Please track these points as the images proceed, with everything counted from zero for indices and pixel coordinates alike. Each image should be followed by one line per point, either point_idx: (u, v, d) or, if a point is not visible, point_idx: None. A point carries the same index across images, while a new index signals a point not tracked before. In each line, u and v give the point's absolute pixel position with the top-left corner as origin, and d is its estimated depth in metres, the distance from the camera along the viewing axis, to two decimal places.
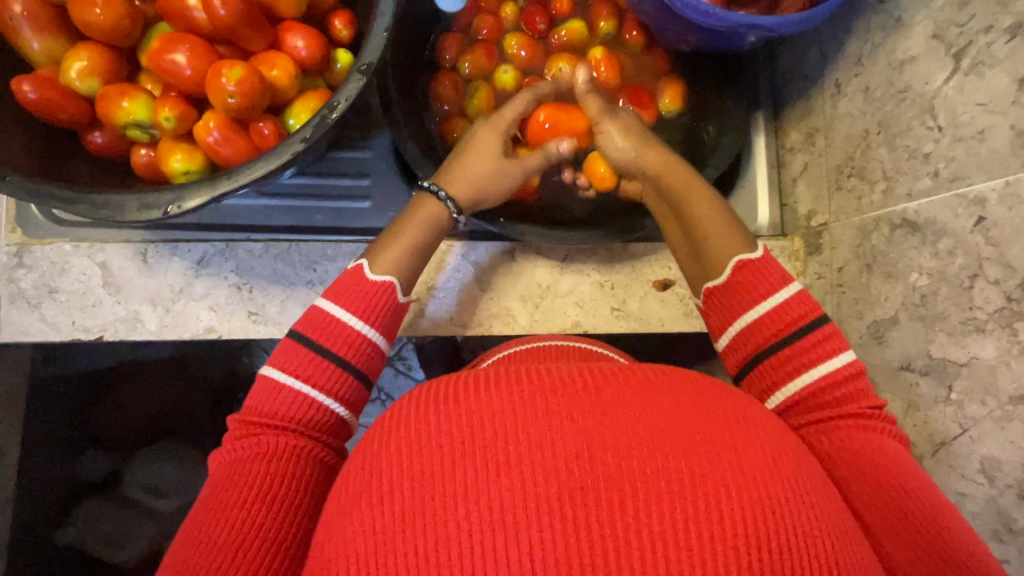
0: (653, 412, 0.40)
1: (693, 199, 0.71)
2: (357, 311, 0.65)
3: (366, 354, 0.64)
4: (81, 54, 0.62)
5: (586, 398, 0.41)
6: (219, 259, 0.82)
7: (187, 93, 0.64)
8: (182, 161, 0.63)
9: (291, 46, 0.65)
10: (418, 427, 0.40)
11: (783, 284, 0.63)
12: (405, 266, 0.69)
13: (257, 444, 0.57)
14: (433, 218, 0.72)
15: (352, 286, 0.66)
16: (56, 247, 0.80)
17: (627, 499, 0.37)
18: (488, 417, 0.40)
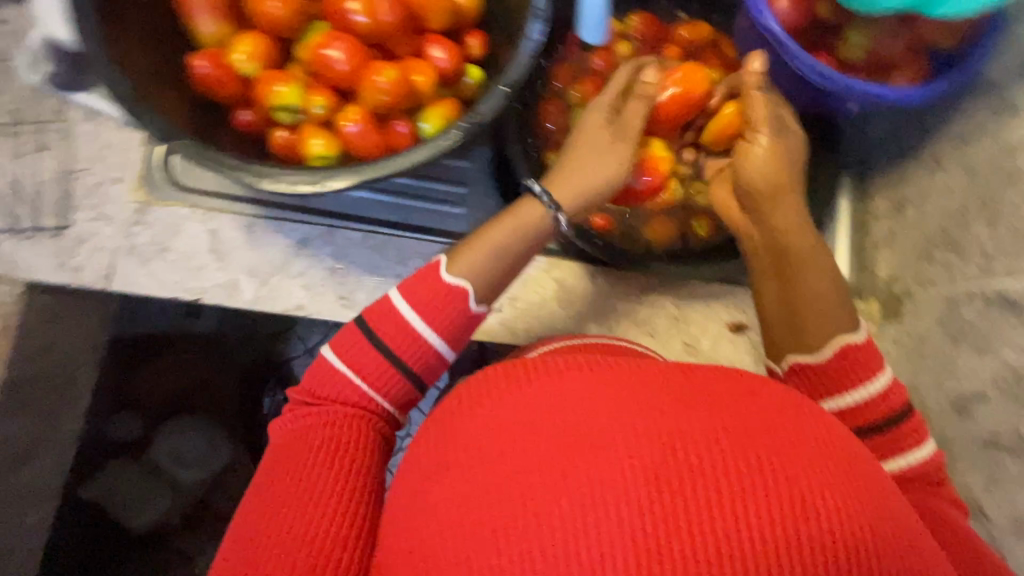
0: (744, 414, 0.43)
1: (810, 267, 0.68)
2: (428, 318, 0.63)
3: (427, 361, 0.64)
4: (249, 39, 0.68)
5: (685, 398, 0.44)
6: (320, 242, 0.86)
7: (335, 86, 0.69)
8: (322, 146, 0.68)
9: (432, 56, 0.70)
10: (530, 400, 0.46)
11: (879, 370, 0.64)
12: (492, 274, 0.67)
13: (325, 433, 0.60)
14: (522, 224, 0.69)
15: (427, 283, 0.64)
16: (174, 209, 0.86)
17: (733, 493, 0.39)
18: (598, 400, 0.44)
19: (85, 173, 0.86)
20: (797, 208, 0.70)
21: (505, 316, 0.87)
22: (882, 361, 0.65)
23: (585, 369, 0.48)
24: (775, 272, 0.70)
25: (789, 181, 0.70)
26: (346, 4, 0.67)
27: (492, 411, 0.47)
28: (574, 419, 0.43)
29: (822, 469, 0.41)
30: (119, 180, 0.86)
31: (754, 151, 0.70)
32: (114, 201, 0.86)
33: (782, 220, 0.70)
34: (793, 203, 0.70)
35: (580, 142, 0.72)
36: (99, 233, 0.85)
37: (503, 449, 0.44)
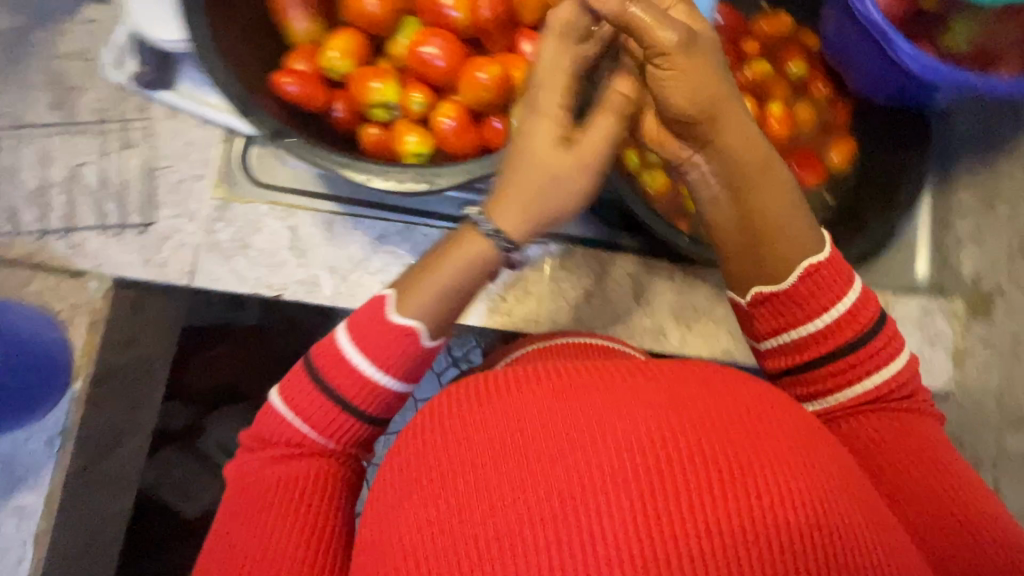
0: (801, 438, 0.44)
1: (761, 184, 0.60)
2: (382, 359, 0.57)
3: (386, 399, 0.59)
4: (345, 37, 0.69)
5: (754, 414, 0.44)
6: (398, 238, 0.87)
7: (429, 82, 0.69)
8: (417, 142, 0.68)
9: (525, 50, 0.70)
10: (608, 402, 0.44)
11: (848, 285, 0.59)
12: (450, 312, 0.59)
13: (279, 474, 0.57)
14: (473, 255, 0.57)
15: (377, 325, 0.57)
16: (254, 206, 0.87)
17: (794, 511, 0.40)
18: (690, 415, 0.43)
19: (168, 170, 0.87)
20: (744, 122, 0.58)
21: (581, 314, 0.86)
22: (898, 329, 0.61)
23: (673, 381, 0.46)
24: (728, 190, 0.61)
25: (749, 151, 0.59)
26: None
27: (571, 408, 0.43)
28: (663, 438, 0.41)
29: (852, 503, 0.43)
30: (200, 177, 0.87)
31: (680, 69, 0.54)
32: (195, 198, 0.87)
33: (748, 203, 0.60)
34: (747, 121, 0.58)
35: (517, 147, 0.55)
36: (181, 230, 0.86)
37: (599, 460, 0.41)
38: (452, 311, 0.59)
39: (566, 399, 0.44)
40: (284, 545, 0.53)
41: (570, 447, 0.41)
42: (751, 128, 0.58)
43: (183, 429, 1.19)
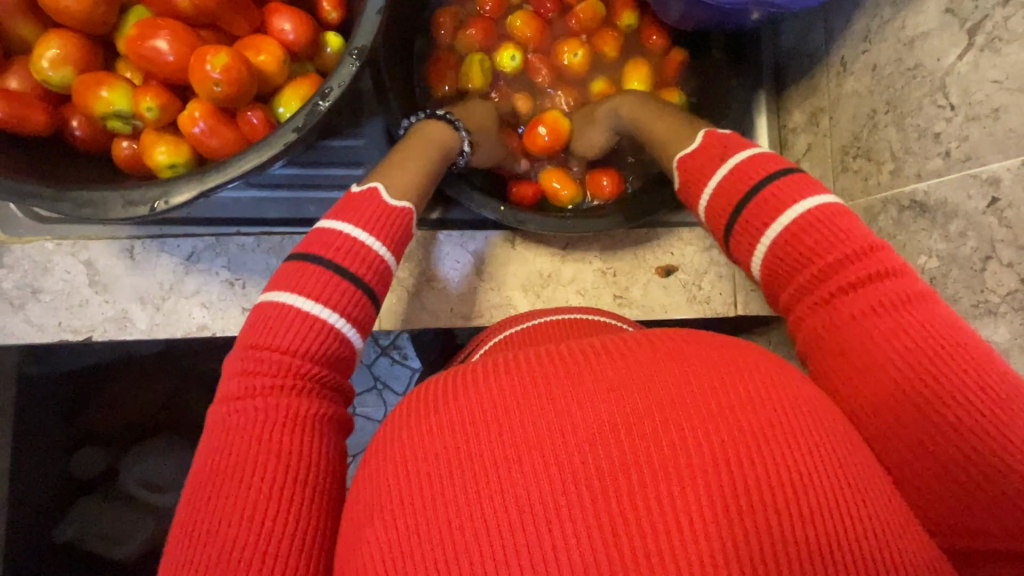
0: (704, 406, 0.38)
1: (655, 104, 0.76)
2: (370, 228, 0.59)
3: (384, 278, 0.60)
4: (53, 41, 0.58)
5: (630, 392, 0.38)
6: (211, 254, 0.80)
7: (169, 82, 0.61)
8: (167, 153, 0.60)
9: (278, 28, 0.62)
10: (463, 407, 0.39)
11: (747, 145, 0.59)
12: (416, 184, 0.66)
13: (254, 410, 0.49)
14: (436, 141, 0.71)
15: (356, 201, 0.61)
16: (37, 245, 0.77)
17: (553, 517, 0.35)
18: (493, 409, 0.38)
19: None
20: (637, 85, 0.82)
21: (426, 299, 0.82)
22: None
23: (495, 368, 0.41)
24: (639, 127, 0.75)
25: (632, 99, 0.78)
26: None
27: (424, 428, 0.39)
28: (427, 436, 0.39)
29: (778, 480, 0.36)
30: None
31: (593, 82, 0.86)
32: None
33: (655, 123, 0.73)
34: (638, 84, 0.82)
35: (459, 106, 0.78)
36: None
37: (412, 472, 0.38)
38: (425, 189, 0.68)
39: (450, 439, 0.38)
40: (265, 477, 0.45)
41: (385, 468, 0.39)
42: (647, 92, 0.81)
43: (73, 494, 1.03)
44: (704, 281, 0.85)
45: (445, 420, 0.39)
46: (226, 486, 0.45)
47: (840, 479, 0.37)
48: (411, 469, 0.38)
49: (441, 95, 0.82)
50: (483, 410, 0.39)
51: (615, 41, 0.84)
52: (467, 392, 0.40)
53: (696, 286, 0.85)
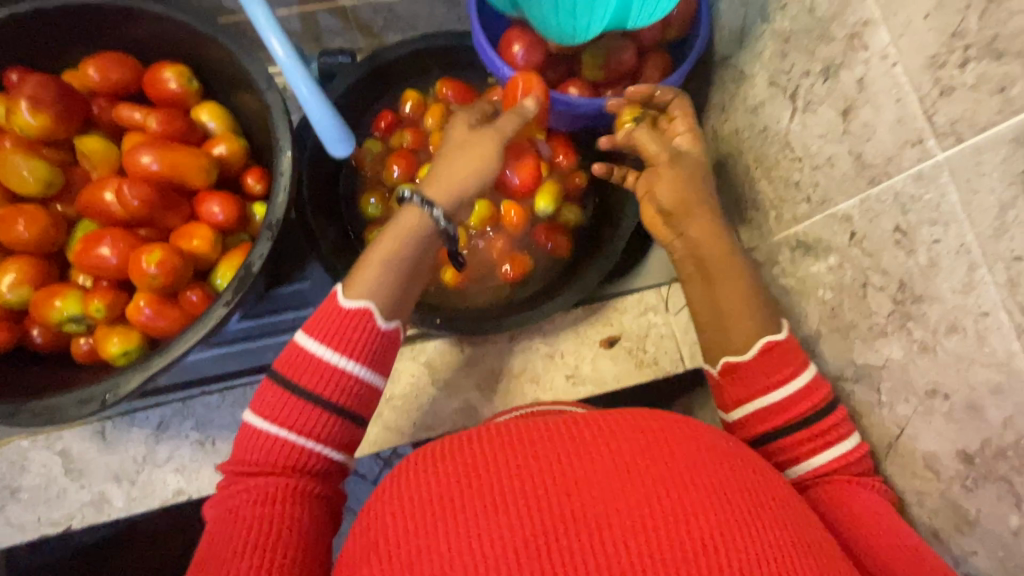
0: (663, 464, 0.43)
1: (726, 278, 0.64)
2: (340, 349, 0.59)
3: (354, 392, 0.60)
4: (10, 267, 0.66)
5: (569, 445, 0.44)
6: (178, 419, 0.84)
7: (116, 280, 0.68)
8: (119, 343, 0.66)
9: (208, 213, 0.71)
10: (438, 497, 0.43)
11: (805, 367, 0.61)
12: (388, 288, 0.63)
13: (248, 491, 0.55)
14: (411, 231, 0.66)
15: (327, 317, 0.61)
16: (12, 445, 0.81)
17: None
18: (499, 492, 0.42)
19: None
20: (714, 222, 0.67)
21: (388, 420, 0.85)
22: (805, 359, 0.62)
23: (485, 446, 0.46)
24: (701, 277, 0.66)
25: (719, 244, 0.66)
26: (101, 196, 0.68)
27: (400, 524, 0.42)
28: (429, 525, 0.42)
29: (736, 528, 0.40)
30: None
31: (663, 175, 0.69)
32: None
33: (716, 291, 0.65)
34: (708, 217, 0.67)
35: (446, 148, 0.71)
36: None
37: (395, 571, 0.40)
38: (396, 287, 0.64)
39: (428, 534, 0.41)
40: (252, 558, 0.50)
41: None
42: (727, 237, 0.67)
43: None
44: (647, 343, 0.90)
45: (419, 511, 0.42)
46: (218, 555, 0.51)
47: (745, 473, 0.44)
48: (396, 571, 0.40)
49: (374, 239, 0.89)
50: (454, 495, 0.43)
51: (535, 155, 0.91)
52: (430, 480, 0.44)
53: (642, 350, 0.89)
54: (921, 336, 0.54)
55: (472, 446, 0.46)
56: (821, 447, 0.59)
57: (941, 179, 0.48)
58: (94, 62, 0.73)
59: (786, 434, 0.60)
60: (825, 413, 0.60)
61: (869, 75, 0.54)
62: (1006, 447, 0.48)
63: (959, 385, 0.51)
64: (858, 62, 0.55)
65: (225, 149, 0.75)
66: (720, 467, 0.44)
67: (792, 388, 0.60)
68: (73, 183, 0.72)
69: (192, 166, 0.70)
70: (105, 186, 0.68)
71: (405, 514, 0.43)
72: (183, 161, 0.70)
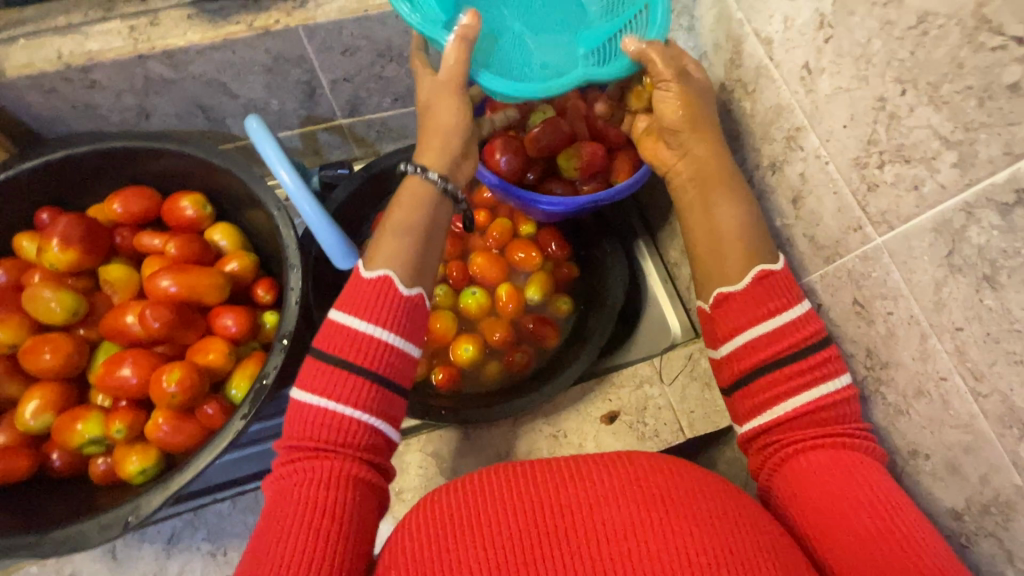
0: (679, 493, 0.52)
1: (718, 188, 0.67)
2: (372, 318, 0.62)
3: (391, 362, 0.61)
4: (35, 395, 0.70)
5: (519, 500, 0.52)
6: (190, 530, 0.84)
7: (135, 398, 0.72)
8: (138, 461, 0.68)
9: (222, 327, 0.76)
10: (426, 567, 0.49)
11: (797, 301, 0.61)
12: (405, 250, 0.66)
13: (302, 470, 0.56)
14: (418, 196, 0.70)
15: (355, 290, 0.63)
16: (22, 573, 0.80)
17: None
18: (544, 503, 0.51)
19: None
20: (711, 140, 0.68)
21: (399, 513, 0.86)
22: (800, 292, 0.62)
23: (540, 471, 0.55)
24: (697, 191, 0.69)
25: (720, 166, 0.68)
26: (122, 320, 0.73)
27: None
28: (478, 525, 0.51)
29: (728, 556, 0.47)
30: None
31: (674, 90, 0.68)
32: None
33: (711, 215, 0.67)
34: (707, 133, 0.68)
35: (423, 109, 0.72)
36: None
37: None
38: (414, 245, 0.67)
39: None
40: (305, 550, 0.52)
41: None
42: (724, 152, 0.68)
43: None
44: (646, 415, 0.92)
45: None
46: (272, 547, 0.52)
47: (669, 483, 0.53)
48: None
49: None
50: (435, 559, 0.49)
51: (525, 246, 1.01)
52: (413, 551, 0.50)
53: (642, 423, 0.92)
54: (894, 400, 0.59)
55: (435, 509, 0.53)
56: (806, 385, 0.58)
57: (884, 260, 0.55)
58: (118, 198, 0.81)
59: (762, 374, 0.60)
60: (812, 354, 0.59)
61: (808, 170, 0.62)
62: (989, 503, 0.51)
63: (935, 445, 0.55)
64: (798, 160, 0.63)
65: (237, 265, 0.81)
66: (647, 485, 0.52)
67: (786, 318, 0.60)
68: (95, 308, 0.78)
69: (207, 285, 0.76)
70: (125, 310, 0.73)
71: (446, 524, 0.51)
72: (199, 281, 0.75)
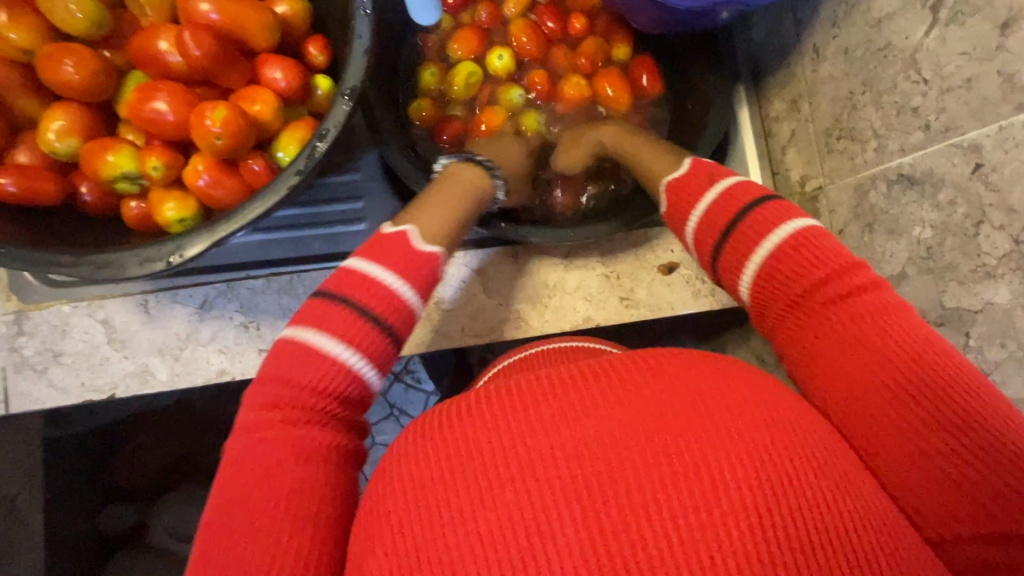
0: (791, 433, 0.41)
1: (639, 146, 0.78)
2: (399, 270, 0.57)
3: (401, 323, 0.56)
4: (58, 113, 0.61)
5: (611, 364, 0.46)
6: (223, 300, 0.82)
7: (170, 140, 0.63)
8: (176, 209, 0.62)
9: (270, 78, 0.65)
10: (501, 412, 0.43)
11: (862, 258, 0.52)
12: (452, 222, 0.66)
13: (270, 441, 0.49)
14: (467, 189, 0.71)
15: (393, 245, 0.59)
16: (54, 309, 0.79)
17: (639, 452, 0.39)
18: (623, 417, 0.41)
19: None
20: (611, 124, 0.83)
21: (435, 322, 0.83)
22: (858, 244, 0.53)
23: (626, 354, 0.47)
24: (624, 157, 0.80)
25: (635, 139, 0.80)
26: (155, 44, 0.61)
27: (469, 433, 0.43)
28: (542, 443, 0.41)
29: (838, 502, 0.39)
30: None
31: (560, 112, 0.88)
32: None
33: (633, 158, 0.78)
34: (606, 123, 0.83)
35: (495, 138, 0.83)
36: None
37: (477, 458, 0.41)
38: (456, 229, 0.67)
39: (507, 422, 0.42)
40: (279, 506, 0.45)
41: (453, 457, 0.42)
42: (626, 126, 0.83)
43: (130, 530, 0.98)
44: (707, 273, 0.87)
45: (484, 421, 0.43)
46: (243, 505, 0.46)
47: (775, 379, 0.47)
48: (488, 445, 0.41)
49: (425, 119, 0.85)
50: (519, 399, 0.44)
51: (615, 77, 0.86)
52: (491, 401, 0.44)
53: (700, 280, 0.86)
54: None
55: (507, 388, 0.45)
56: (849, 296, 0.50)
57: None
58: None
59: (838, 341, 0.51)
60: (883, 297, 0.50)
61: None
62: None
63: None
64: None
65: (288, 8, 0.67)
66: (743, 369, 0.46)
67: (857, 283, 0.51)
68: (120, 28, 0.65)
69: (255, 21, 0.63)
70: (158, 33, 0.62)
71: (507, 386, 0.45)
72: (246, 14, 0.62)
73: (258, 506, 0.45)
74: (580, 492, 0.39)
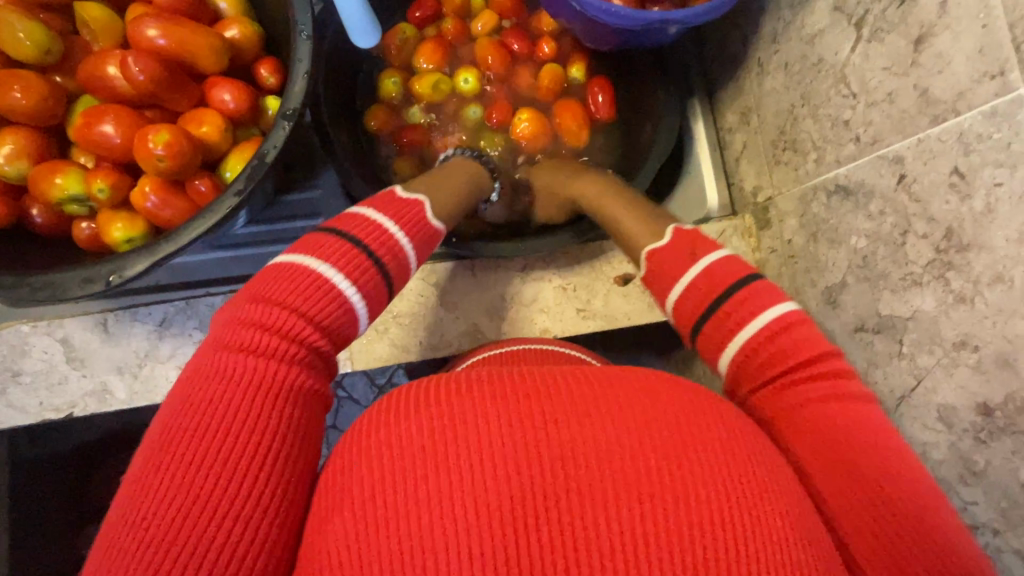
0: (704, 443, 0.41)
1: (613, 204, 0.77)
2: (399, 222, 0.62)
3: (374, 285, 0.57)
4: (7, 138, 0.62)
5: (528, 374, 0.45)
6: (181, 318, 0.82)
7: (119, 162, 0.65)
8: (123, 229, 0.63)
9: (218, 100, 0.66)
10: (423, 416, 0.42)
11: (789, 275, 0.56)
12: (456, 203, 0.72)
13: (229, 380, 0.45)
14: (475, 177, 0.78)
15: (389, 202, 0.63)
16: (14, 330, 0.80)
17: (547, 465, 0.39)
18: (536, 432, 0.40)
19: None
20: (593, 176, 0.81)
21: (394, 337, 0.84)
22: None
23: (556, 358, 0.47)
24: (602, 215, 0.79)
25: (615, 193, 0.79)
26: (103, 70, 0.63)
27: (380, 446, 0.41)
28: (455, 452, 0.39)
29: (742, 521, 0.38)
30: None
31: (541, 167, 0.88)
32: None
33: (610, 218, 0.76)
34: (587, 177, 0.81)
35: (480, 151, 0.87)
36: None
37: (388, 467, 0.40)
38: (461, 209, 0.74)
39: (420, 430, 0.41)
40: (225, 470, 0.41)
41: (360, 472, 0.40)
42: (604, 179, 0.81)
43: None
44: None
45: (400, 424, 0.42)
46: (183, 460, 0.41)
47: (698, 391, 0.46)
48: (389, 461, 0.40)
49: (375, 129, 0.87)
50: (440, 406, 0.42)
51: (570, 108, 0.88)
52: (407, 412, 0.42)
53: None
54: (960, 287, 0.53)
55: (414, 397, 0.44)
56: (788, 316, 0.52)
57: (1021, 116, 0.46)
58: None
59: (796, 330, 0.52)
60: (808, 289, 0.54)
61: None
62: None
63: (991, 336, 0.50)
64: None
65: (238, 32, 0.69)
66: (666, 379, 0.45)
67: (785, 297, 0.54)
68: (72, 54, 0.67)
69: (202, 46, 0.65)
70: (106, 59, 0.63)
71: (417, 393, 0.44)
72: (193, 39, 0.64)
73: (202, 467, 0.41)
74: (480, 509, 0.38)
